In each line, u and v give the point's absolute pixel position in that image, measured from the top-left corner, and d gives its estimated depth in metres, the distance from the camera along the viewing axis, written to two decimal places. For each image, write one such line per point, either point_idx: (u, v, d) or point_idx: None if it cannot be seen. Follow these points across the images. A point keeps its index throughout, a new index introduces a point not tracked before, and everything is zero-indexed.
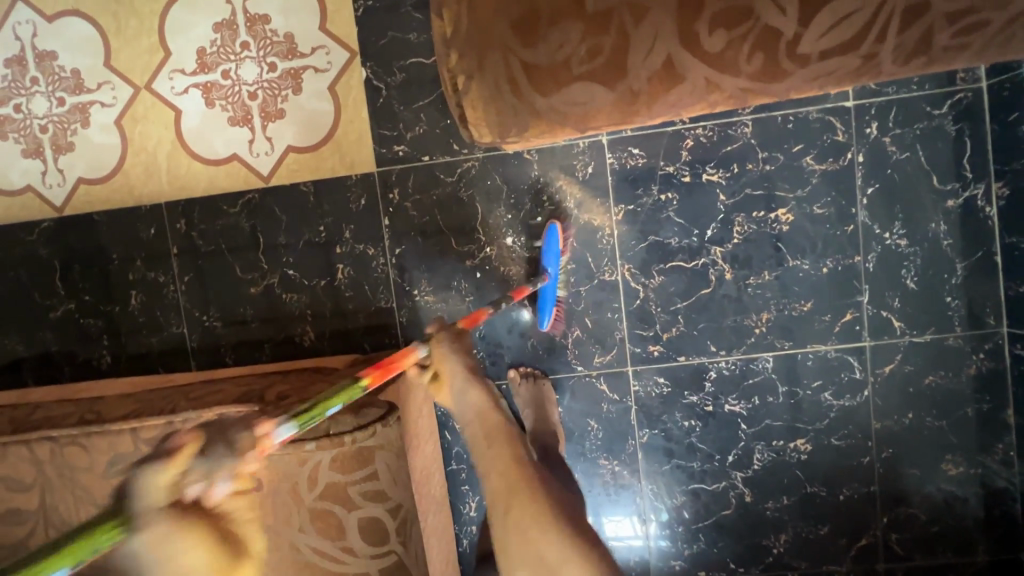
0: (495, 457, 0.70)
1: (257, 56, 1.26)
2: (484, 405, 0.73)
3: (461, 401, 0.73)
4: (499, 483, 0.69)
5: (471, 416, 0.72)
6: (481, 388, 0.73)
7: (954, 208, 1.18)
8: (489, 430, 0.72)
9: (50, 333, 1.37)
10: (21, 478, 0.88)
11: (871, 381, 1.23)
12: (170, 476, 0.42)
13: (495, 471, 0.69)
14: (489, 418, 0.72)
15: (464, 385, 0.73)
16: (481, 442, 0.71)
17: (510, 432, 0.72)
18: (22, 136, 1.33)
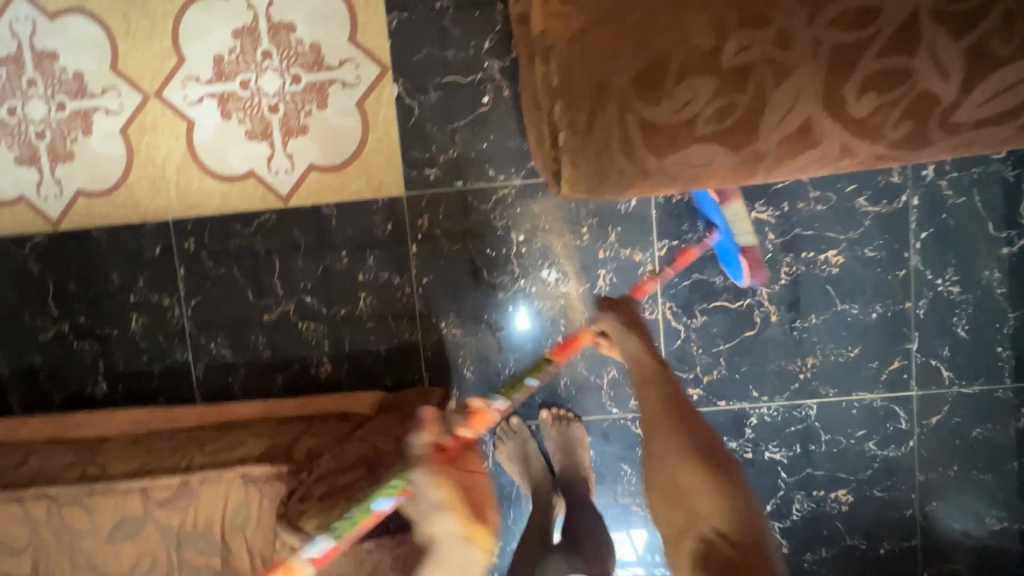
0: (650, 394, 0.90)
1: (280, 67, 1.17)
2: (639, 351, 0.94)
3: (624, 346, 0.95)
4: (656, 414, 0.89)
5: (633, 364, 0.94)
6: (637, 337, 0.94)
7: (1009, 256, 1.14)
8: (643, 372, 0.93)
9: (39, 357, 1.26)
10: (12, 541, 0.78)
11: (917, 432, 1.19)
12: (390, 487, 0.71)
13: (650, 403, 0.90)
14: (646, 362, 0.93)
15: (625, 333, 0.95)
16: (638, 381, 0.92)
17: (664, 374, 0.92)
18: (16, 142, 1.22)
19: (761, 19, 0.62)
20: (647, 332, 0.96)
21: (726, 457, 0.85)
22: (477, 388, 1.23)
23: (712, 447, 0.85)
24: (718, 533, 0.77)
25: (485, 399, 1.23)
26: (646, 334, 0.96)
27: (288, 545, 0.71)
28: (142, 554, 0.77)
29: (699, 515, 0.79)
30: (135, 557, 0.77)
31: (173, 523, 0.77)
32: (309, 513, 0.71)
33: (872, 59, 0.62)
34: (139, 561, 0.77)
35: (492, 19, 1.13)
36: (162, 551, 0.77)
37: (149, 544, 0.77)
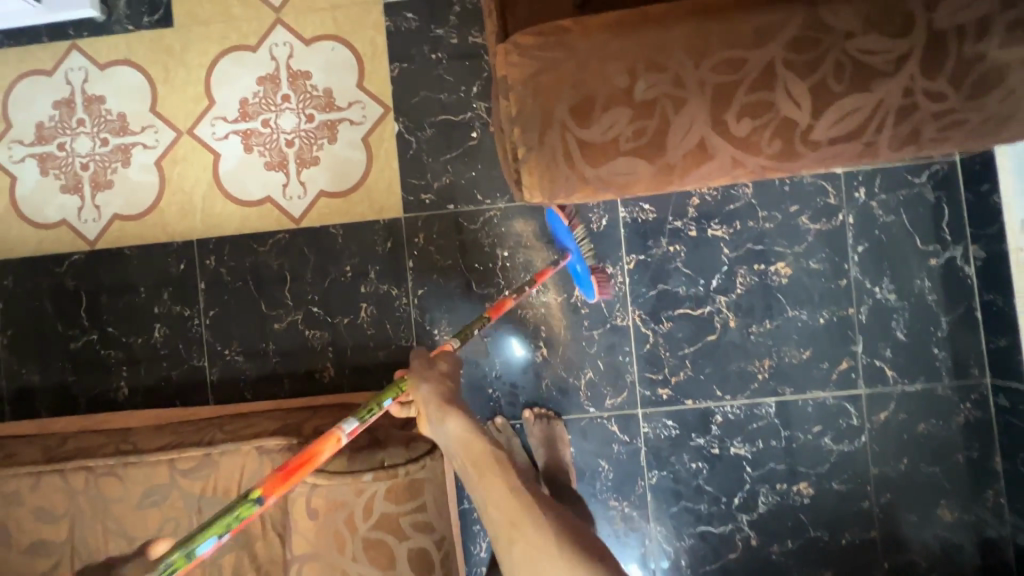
0: (488, 485, 0.82)
1: (297, 108, 1.36)
2: (465, 433, 0.82)
3: (443, 430, 0.82)
4: (503, 518, 0.80)
5: (459, 448, 0.82)
6: (457, 417, 0.82)
7: (936, 267, 1.29)
8: (475, 457, 0.82)
9: (68, 364, 1.38)
10: (53, 509, 0.89)
11: (868, 427, 1.30)
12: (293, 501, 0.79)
13: (494, 498, 0.82)
14: (475, 444, 0.82)
15: (444, 418, 0.82)
16: (474, 474, 0.83)
17: (495, 461, 0.82)
18: (62, 173, 1.39)
19: (658, 64, 0.61)
20: (467, 407, 0.84)
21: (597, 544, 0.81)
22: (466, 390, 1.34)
23: (575, 534, 0.80)
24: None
25: (474, 400, 1.34)
26: (467, 411, 0.85)
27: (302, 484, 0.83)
28: (167, 519, 0.88)
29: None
30: (160, 522, 0.88)
31: (194, 490, 0.88)
32: (320, 458, 0.83)
33: (743, 95, 0.61)
34: (164, 526, 0.88)
35: (479, 67, 1.33)
36: (185, 516, 0.88)
37: (173, 510, 0.88)
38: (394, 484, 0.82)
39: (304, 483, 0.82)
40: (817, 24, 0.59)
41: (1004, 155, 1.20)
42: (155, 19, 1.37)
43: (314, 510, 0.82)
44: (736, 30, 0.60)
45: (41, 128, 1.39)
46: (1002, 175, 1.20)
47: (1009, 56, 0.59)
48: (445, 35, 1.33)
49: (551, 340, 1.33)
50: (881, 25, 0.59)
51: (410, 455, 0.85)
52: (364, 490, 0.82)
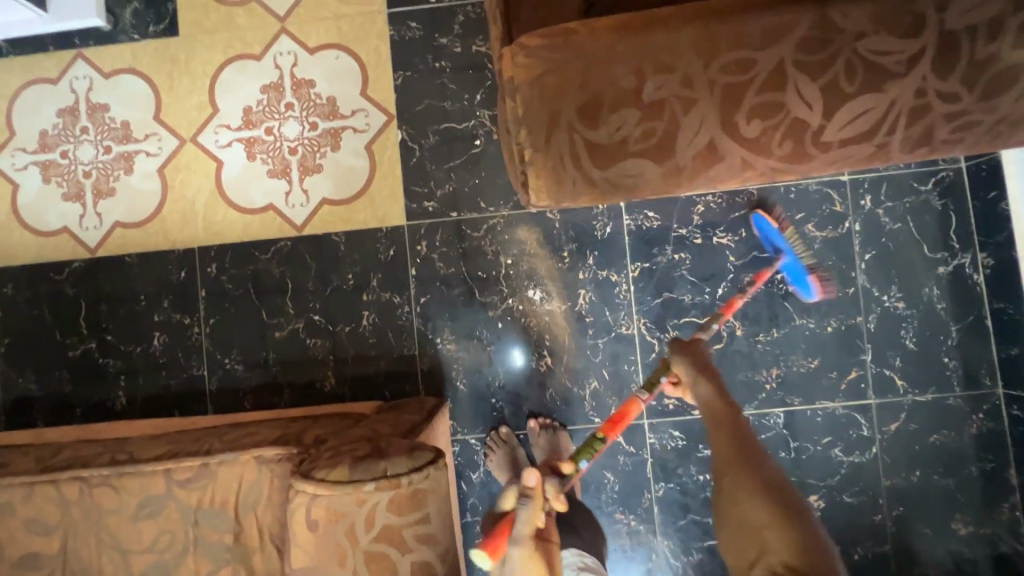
0: (719, 434, 0.88)
1: (301, 115, 1.36)
2: (710, 398, 0.91)
3: (695, 385, 0.95)
4: (724, 458, 0.85)
5: (700, 409, 0.92)
6: (707, 382, 0.93)
7: (945, 275, 1.27)
8: (716, 412, 0.90)
9: (66, 373, 1.36)
10: (45, 520, 0.87)
11: (878, 438, 1.28)
12: None
13: (720, 445, 0.87)
14: (715, 405, 0.90)
15: (693, 377, 0.95)
16: (710, 427, 0.90)
17: (734, 418, 0.89)
18: (65, 180, 1.38)
19: (665, 65, 0.60)
20: (717, 376, 0.94)
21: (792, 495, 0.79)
22: (469, 400, 1.32)
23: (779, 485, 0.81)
24: (788, 567, 0.72)
25: (477, 410, 1.32)
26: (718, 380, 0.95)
27: (302, 494, 0.78)
28: (162, 531, 0.86)
29: (770, 550, 0.75)
30: (155, 534, 0.86)
31: (191, 501, 0.86)
32: (320, 467, 0.80)
33: (752, 97, 0.60)
34: (159, 538, 0.86)
35: (483, 76, 1.33)
36: (180, 528, 0.86)
37: (169, 522, 0.86)
38: (398, 495, 0.76)
39: (305, 494, 0.77)
40: (826, 25, 0.59)
41: (1011, 162, 1.19)
42: (160, 28, 1.38)
43: (315, 522, 0.77)
44: (742, 32, 0.59)
45: (45, 136, 1.39)
46: (1010, 182, 1.19)
47: (1022, 56, 0.58)
48: (449, 43, 1.34)
49: (555, 349, 1.31)
50: (891, 23, 0.58)
51: (414, 464, 0.78)
52: (366, 500, 0.76)
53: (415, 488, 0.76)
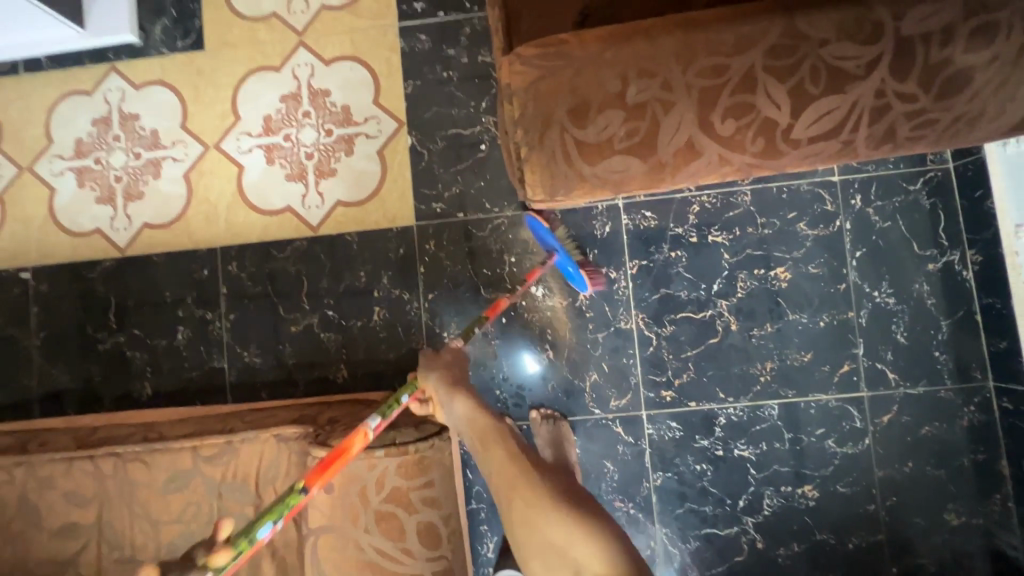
0: (489, 452, 0.85)
1: (317, 123, 1.44)
2: (467, 411, 0.91)
3: (451, 409, 0.93)
4: (500, 477, 0.82)
5: (465, 425, 0.90)
6: (463, 396, 0.92)
7: (935, 271, 1.31)
8: (480, 431, 0.88)
9: (96, 365, 1.45)
10: (83, 493, 0.94)
11: (871, 430, 1.31)
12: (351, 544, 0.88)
13: (495, 463, 0.84)
14: (478, 420, 0.89)
15: (449, 396, 0.93)
16: (478, 446, 0.87)
17: (501, 434, 0.87)
18: (98, 185, 1.48)
19: (648, 70, 0.67)
20: (472, 390, 0.94)
21: (590, 500, 0.78)
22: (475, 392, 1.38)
23: (574, 491, 0.79)
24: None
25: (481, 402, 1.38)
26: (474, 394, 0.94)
27: (319, 460, 0.88)
28: (189, 503, 0.93)
29: (582, 566, 0.71)
30: (183, 506, 0.93)
31: (216, 476, 0.93)
32: (335, 436, 0.90)
33: (726, 98, 0.66)
34: (186, 510, 0.93)
35: (488, 84, 1.41)
36: (206, 500, 0.93)
37: (195, 495, 0.93)
38: None
39: (321, 459, 0.87)
40: (793, 34, 0.65)
41: (996, 161, 1.23)
42: (188, 42, 1.48)
43: (332, 482, 0.89)
44: (717, 40, 0.66)
45: (79, 144, 1.49)
46: (995, 181, 1.23)
47: (973, 61, 0.64)
48: (456, 54, 1.42)
49: (556, 343, 1.37)
50: (853, 34, 0.64)
51: None
52: None
53: (419, 452, 0.94)
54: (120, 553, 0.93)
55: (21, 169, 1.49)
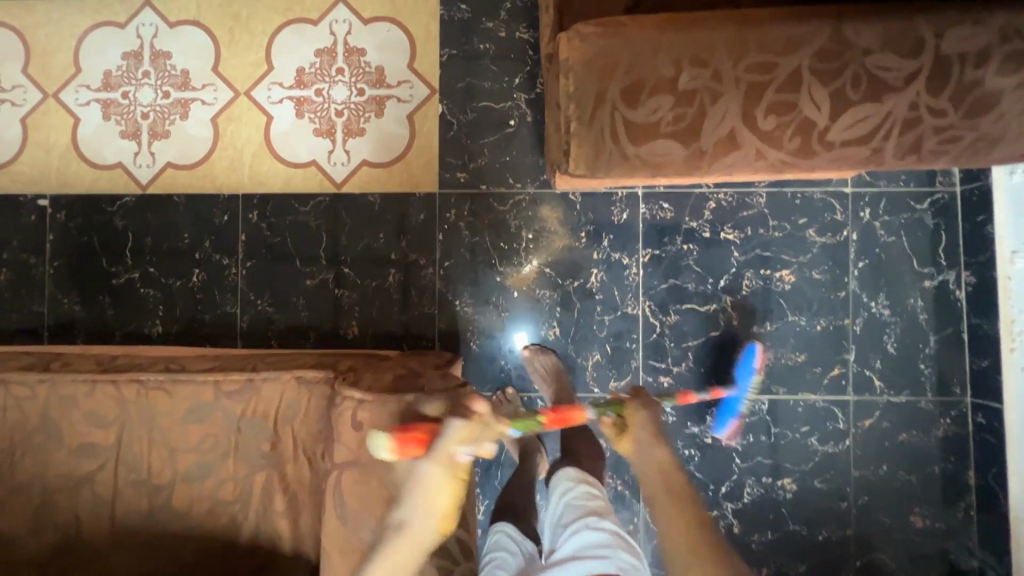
0: (684, 509, 0.92)
1: (350, 81, 1.45)
2: (666, 463, 1.00)
3: (648, 453, 1.01)
4: (683, 539, 0.88)
5: (655, 475, 0.99)
6: (663, 448, 1.01)
7: (930, 288, 1.37)
8: (671, 489, 0.96)
9: (109, 299, 1.46)
10: (102, 415, 0.97)
11: (853, 432, 1.38)
12: (460, 437, 0.78)
13: (678, 524, 0.90)
14: (673, 476, 0.98)
15: (650, 442, 1.02)
16: (666, 500, 0.94)
17: (689, 493, 0.95)
18: (123, 119, 1.47)
19: (700, 60, 0.70)
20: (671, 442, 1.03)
21: None
22: (481, 361, 1.43)
23: None
24: None
25: (485, 370, 1.42)
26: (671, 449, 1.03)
27: (348, 404, 0.91)
28: (207, 435, 0.97)
29: None
30: (201, 437, 0.97)
31: (236, 411, 0.97)
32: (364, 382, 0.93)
33: (770, 94, 0.70)
34: (204, 441, 0.97)
35: (523, 61, 1.42)
36: (224, 433, 0.97)
37: (214, 427, 0.97)
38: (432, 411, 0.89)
39: (352, 399, 0.90)
40: (841, 40, 0.69)
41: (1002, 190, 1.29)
42: None
43: (359, 426, 0.90)
44: (768, 38, 0.69)
45: (108, 77, 1.48)
46: (998, 209, 1.29)
47: (1002, 84, 0.69)
48: (495, 28, 1.43)
49: (560, 320, 1.42)
50: (895, 45, 0.68)
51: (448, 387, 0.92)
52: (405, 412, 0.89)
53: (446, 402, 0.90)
54: (136, 476, 0.97)
55: (45, 95, 1.49)
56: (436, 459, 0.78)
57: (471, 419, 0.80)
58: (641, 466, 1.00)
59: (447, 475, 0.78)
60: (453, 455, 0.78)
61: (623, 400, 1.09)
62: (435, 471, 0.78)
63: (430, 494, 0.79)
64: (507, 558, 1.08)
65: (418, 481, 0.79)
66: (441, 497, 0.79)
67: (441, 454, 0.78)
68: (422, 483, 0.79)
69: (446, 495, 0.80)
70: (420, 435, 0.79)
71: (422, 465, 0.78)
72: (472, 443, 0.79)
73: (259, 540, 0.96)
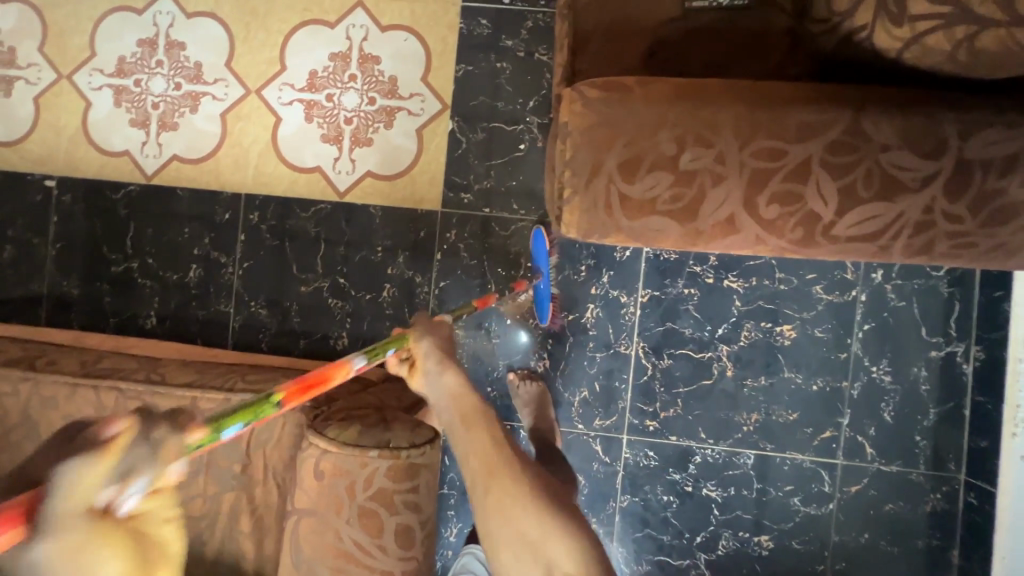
0: (474, 438, 0.75)
1: (361, 89, 1.42)
2: (458, 388, 0.79)
3: (437, 385, 0.80)
4: (477, 465, 0.73)
5: (450, 405, 0.78)
6: (455, 370, 0.80)
7: (936, 358, 1.33)
8: (464, 410, 0.77)
9: (106, 286, 1.47)
10: (82, 419, 0.99)
11: (838, 496, 1.35)
12: (98, 469, 0.42)
13: (475, 448, 0.74)
14: (466, 399, 0.78)
15: (441, 370, 0.81)
16: (459, 426, 0.76)
17: (486, 415, 0.77)
18: (134, 107, 1.47)
19: (705, 140, 0.67)
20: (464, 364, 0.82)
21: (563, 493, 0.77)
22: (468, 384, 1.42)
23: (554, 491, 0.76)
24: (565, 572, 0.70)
25: None
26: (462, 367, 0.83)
27: (314, 447, 0.90)
28: None
29: (551, 562, 0.70)
30: None
31: None
32: (335, 424, 0.92)
33: (776, 183, 0.67)
34: None
35: (538, 84, 1.38)
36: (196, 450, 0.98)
37: None
38: (396, 464, 0.88)
39: (317, 447, 0.89)
40: (857, 133, 0.66)
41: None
42: None
43: (320, 472, 0.89)
44: (782, 123, 0.67)
45: (122, 63, 1.47)
46: (1017, 286, 1.24)
47: None
48: (514, 46, 1.39)
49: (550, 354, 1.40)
50: (915, 144, 0.65)
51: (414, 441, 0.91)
52: (368, 464, 0.88)
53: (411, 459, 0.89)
54: None
55: (60, 77, 1.48)
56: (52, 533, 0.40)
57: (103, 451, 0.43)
58: (433, 399, 0.80)
59: (99, 540, 0.41)
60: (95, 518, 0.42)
61: (406, 333, 0.87)
62: (67, 542, 0.40)
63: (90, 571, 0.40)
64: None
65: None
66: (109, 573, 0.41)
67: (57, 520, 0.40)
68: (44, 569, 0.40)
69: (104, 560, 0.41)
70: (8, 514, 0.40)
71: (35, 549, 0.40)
72: (117, 478, 0.43)
73: (224, 557, 0.98)
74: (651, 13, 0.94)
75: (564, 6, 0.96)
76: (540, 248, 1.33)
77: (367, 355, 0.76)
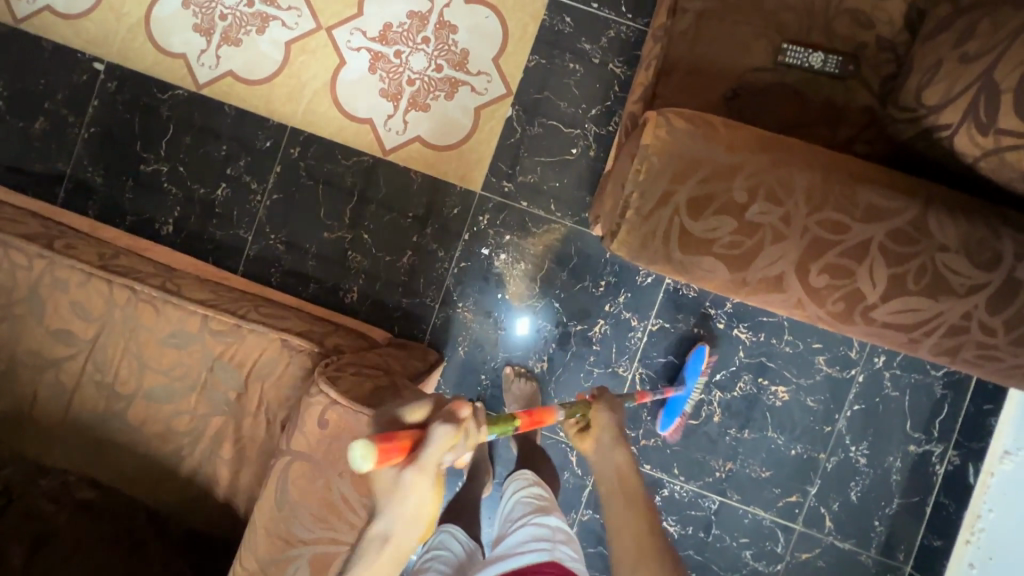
0: (627, 511, 0.83)
1: (431, 53, 1.42)
2: (626, 467, 0.91)
3: (606, 455, 0.95)
4: (631, 542, 0.78)
5: (614, 477, 0.90)
6: (624, 451, 0.94)
7: (913, 453, 1.36)
8: (627, 490, 0.87)
9: (130, 182, 1.46)
10: (89, 309, 0.99)
11: (787, 559, 1.39)
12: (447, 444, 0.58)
13: (626, 522, 0.82)
14: (628, 481, 0.89)
15: (612, 444, 0.96)
16: (620, 498, 0.86)
17: (644, 500, 0.85)
18: (201, 13, 1.44)
19: (775, 197, 0.71)
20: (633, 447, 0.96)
21: None
22: (463, 367, 1.43)
23: None
24: None
25: (465, 378, 1.43)
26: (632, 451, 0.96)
27: (321, 396, 0.91)
28: (180, 363, 0.99)
29: None
30: (174, 362, 0.99)
31: (215, 351, 0.99)
32: (344, 379, 0.93)
33: (831, 256, 0.71)
34: (176, 367, 0.99)
35: (606, 94, 1.39)
36: (197, 367, 0.99)
37: (189, 358, 0.99)
38: None
39: (325, 397, 0.90)
40: (920, 226, 0.70)
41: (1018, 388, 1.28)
42: None
43: (325, 421, 0.90)
44: (851, 202, 0.71)
45: None
46: (1008, 404, 1.29)
47: None
48: (590, 51, 1.39)
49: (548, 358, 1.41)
50: (973, 253, 0.70)
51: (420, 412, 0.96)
52: None
53: None
54: (102, 377, 0.99)
55: None
56: (425, 469, 0.58)
57: (457, 424, 0.60)
58: (599, 464, 0.95)
59: (434, 489, 0.58)
60: (439, 466, 0.58)
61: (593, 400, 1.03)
62: (424, 481, 0.58)
63: (421, 504, 0.59)
64: (448, 556, 1.14)
65: (399, 492, 0.58)
66: (430, 508, 0.59)
67: (429, 464, 0.58)
68: (405, 492, 0.58)
69: (431, 499, 0.59)
70: (406, 443, 0.57)
71: (408, 475, 0.58)
72: (459, 446, 0.60)
73: (199, 476, 1.01)
74: (740, 59, 0.96)
75: (662, 28, 0.98)
76: (695, 365, 1.34)
77: (565, 412, 0.93)
